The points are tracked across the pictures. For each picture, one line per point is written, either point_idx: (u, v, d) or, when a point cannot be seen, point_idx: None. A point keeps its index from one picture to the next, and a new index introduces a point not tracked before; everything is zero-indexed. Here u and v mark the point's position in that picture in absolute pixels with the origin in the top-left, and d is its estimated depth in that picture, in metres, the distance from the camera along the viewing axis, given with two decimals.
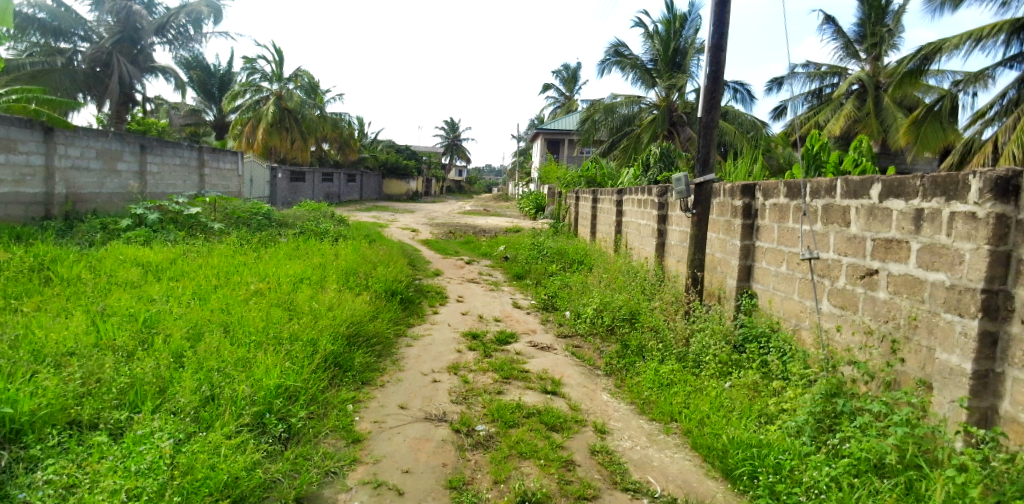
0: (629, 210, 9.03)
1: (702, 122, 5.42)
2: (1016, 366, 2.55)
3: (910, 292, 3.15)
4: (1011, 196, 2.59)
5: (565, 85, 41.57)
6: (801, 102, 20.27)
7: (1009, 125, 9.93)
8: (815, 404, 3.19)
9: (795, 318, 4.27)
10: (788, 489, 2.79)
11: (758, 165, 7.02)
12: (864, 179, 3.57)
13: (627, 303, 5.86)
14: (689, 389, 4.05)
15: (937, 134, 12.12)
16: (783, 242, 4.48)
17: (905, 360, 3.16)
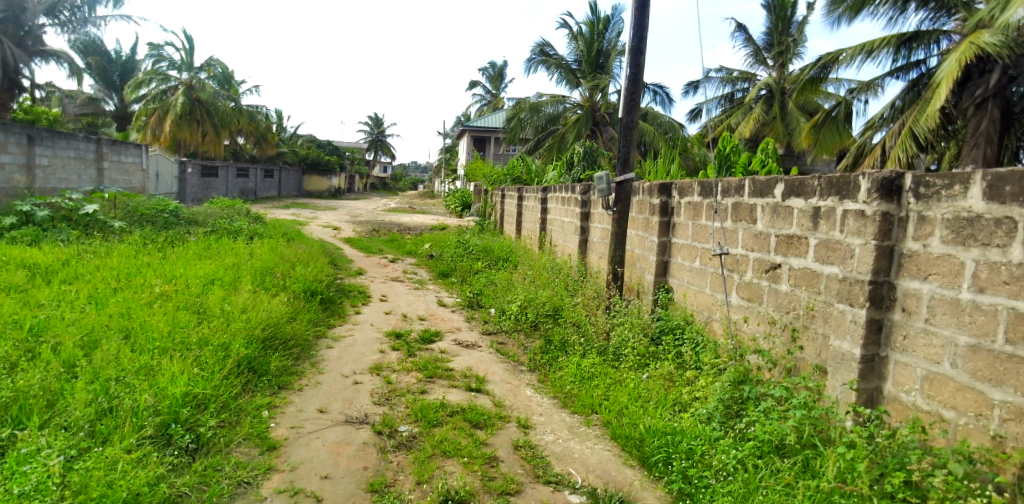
0: (554, 208, 9.18)
1: (622, 123, 5.58)
2: (897, 349, 2.79)
3: (809, 284, 3.39)
4: (895, 195, 2.81)
5: (491, 83, 41.65)
6: (714, 105, 21.28)
7: (896, 132, 10.85)
8: (724, 392, 3.38)
9: (707, 311, 4.49)
10: (698, 473, 2.93)
11: (675, 165, 7.31)
12: (770, 179, 3.80)
13: (551, 299, 5.97)
14: (609, 381, 4.17)
15: (834, 138, 13.05)
16: (697, 238, 4.69)
17: (804, 347, 3.39)
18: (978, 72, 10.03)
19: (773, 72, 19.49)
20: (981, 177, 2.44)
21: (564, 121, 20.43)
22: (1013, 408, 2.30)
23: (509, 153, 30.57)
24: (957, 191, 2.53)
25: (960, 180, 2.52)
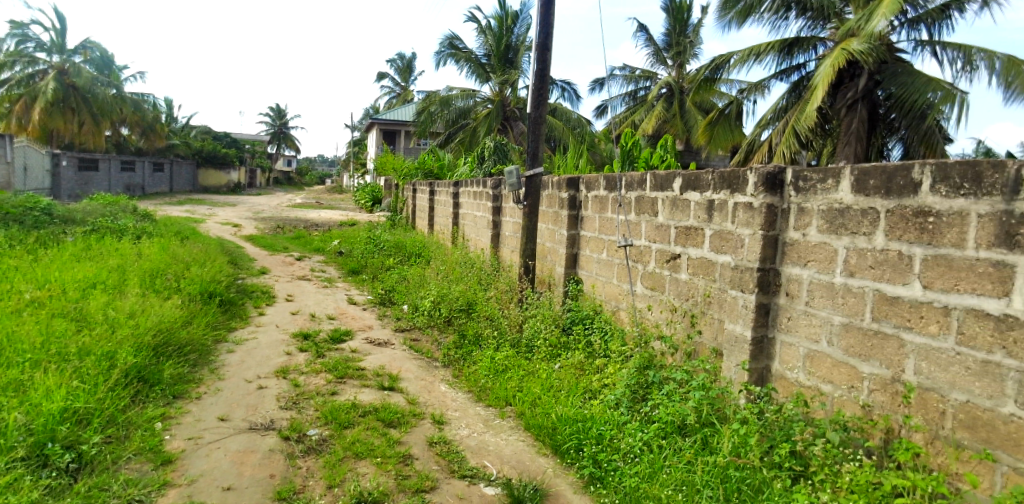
0: (465, 202, 9.17)
1: (531, 119, 5.64)
2: (783, 330, 3.03)
3: (705, 272, 3.60)
4: (778, 189, 3.04)
5: (399, 76, 40.90)
6: (619, 103, 22.04)
7: (781, 130, 11.70)
8: (631, 378, 3.54)
9: (615, 301, 4.66)
10: (608, 456, 3.05)
11: (583, 160, 7.51)
12: (669, 174, 3.99)
13: (464, 294, 5.97)
14: (522, 372, 4.24)
15: (728, 134, 13.88)
16: (603, 231, 4.86)
17: (702, 331, 3.60)
18: (849, 76, 11.01)
19: (672, 71, 20.42)
20: (850, 171, 2.67)
21: (474, 115, 20.44)
22: (879, 379, 2.55)
23: (420, 147, 30.16)
24: (830, 184, 2.77)
25: (832, 175, 2.76)
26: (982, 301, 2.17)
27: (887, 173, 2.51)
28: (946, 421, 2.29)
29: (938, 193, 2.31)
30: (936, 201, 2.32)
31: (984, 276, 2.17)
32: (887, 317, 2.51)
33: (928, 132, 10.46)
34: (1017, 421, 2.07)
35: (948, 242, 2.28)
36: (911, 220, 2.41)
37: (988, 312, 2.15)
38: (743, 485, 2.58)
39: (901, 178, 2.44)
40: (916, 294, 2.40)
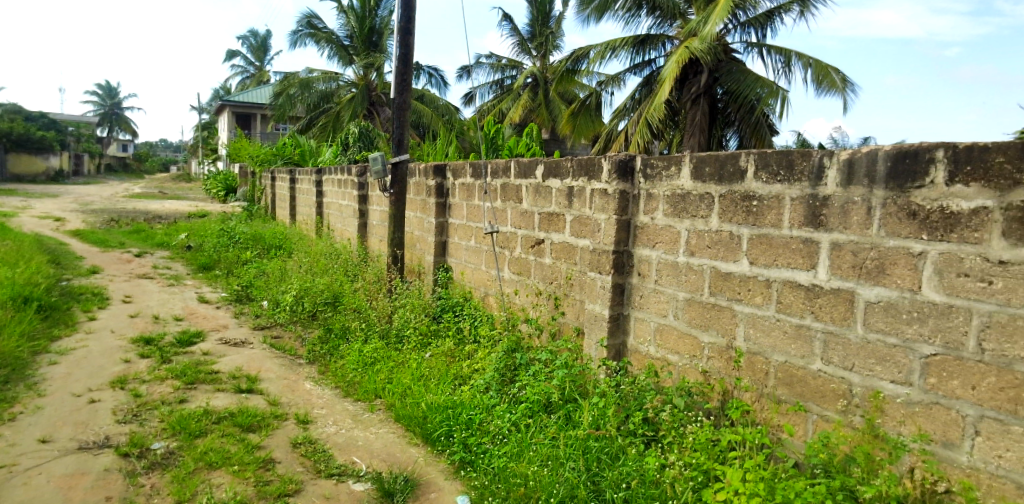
0: (329, 191, 8.80)
1: (394, 104, 5.47)
2: (636, 307, 3.26)
3: (567, 256, 3.76)
4: (629, 176, 3.25)
5: (252, 55, 38.06)
6: (486, 91, 22.27)
7: (636, 121, 12.45)
8: (500, 361, 3.64)
9: (484, 286, 4.75)
10: (477, 440, 3.11)
11: (452, 148, 7.49)
12: (531, 161, 4.10)
13: (329, 286, 5.74)
14: (391, 364, 4.16)
15: (589, 124, 14.54)
16: (471, 218, 4.90)
17: (565, 312, 3.79)
18: (693, 72, 11.94)
19: (536, 61, 20.93)
20: (690, 159, 2.92)
21: (337, 99, 19.62)
22: (716, 347, 2.83)
23: (277, 132, 28.36)
24: (674, 171, 3.01)
25: (675, 162, 3.00)
26: (795, 273, 2.47)
27: (720, 161, 2.77)
28: (769, 379, 2.60)
29: (761, 179, 2.59)
30: (759, 186, 2.60)
31: (796, 251, 2.47)
32: (722, 291, 2.79)
33: (757, 125, 11.73)
34: (824, 375, 2.38)
35: (768, 222, 2.57)
36: (739, 203, 2.69)
37: (800, 282, 2.46)
38: (602, 454, 2.74)
39: (731, 166, 2.71)
40: (744, 269, 2.68)
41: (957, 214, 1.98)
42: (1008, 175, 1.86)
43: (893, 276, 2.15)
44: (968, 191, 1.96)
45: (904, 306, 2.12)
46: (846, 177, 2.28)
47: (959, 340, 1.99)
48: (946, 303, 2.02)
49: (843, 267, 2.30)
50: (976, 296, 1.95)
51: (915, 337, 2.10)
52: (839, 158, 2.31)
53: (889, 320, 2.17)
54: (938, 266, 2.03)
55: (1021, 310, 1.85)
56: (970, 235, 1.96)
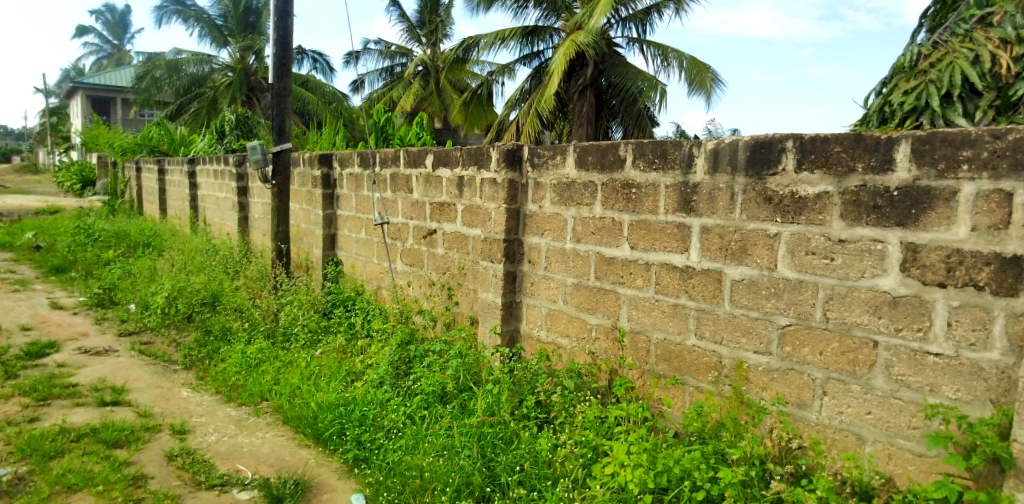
0: (205, 183, 8.19)
1: (274, 89, 5.16)
2: (527, 294, 3.34)
3: (459, 246, 3.77)
4: (517, 165, 3.29)
5: (108, 33, 34.43)
6: (375, 78, 21.70)
7: (526, 111, 12.65)
8: (394, 355, 3.58)
9: (376, 279, 4.67)
10: (371, 436, 3.04)
11: (340, 137, 7.24)
12: (421, 150, 4.05)
13: (206, 286, 5.35)
14: (278, 364, 3.95)
15: (480, 113, 14.59)
16: (360, 209, 4.78)
17: (459, 301, 3.81)
18: (580, 65, 12.24)
19: (426, 49, 20.63)
20: (574, 148, 3.01)
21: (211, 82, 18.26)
22: (603, 328, 2.96)
23: (142, 118, 25.92)
24: (559, 160, 3.09)
25: (560, 151, 3.08)
26: (671, 256, 2.63)
27: (602, 150, 2.88)
28: (650, 356, 2.76)
29: (639, 167, 2.72)
30: (637, 174, 2.73)
31: (672, 235, 2.63)
32: (606, 275, 2.92)
33: (639, 117, 12.37)
34: (698, 350, 2.57)
35: (646, 209, 2.72)
36: (620, 191, 2.82)
37: (675, 264, 2.63)
38: (497, 439, 2.79)
39: (612, 155, 2.83)
40: (626, 253, 2.82)
41: (805, 198, 2.20)
42: (844, 163, 2.09)
43: (753, 256, 2.36)
44: (813, 177, 2.17)
45: (764, 283, 2.33)
46: (713, 165, 2.46)
47: (808, 311, 2.22)
48: (797, 279, 2.23)
49: (712, 249, 2.49)
50: (821, 271, 2.17)
51: (773, 310, 2.31)
52: (706, 148, 2.48)
53: (752, 296, 2.37)
54: (790, 246, 2.25)
55: (856, 282, 2.09)
56: (815, 217, 2.18)
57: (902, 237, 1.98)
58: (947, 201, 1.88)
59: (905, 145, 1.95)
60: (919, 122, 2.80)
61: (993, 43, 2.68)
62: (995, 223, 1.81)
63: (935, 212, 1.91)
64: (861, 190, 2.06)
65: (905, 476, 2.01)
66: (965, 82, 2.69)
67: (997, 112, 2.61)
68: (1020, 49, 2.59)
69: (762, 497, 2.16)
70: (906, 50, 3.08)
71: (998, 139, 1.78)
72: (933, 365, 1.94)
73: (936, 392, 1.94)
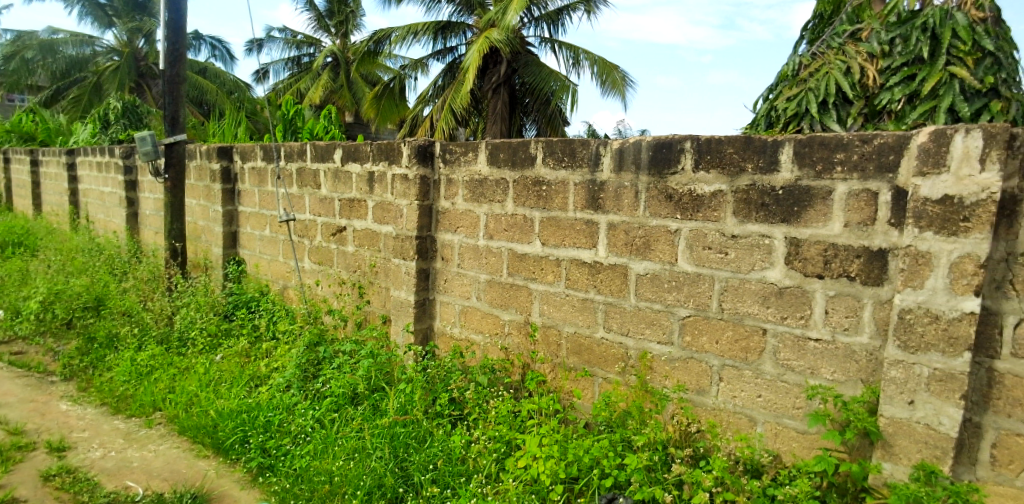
0: (87, 176, 7.52)
1: (164, 77, 4.79)
2: (441, 291, 3.33)
3: (370, 243, 3.69)
4: (429, 161, 3.26)
5: None
6: (281, 68, 20.79)
7: (439, 107, 12.54)
8: (301, 357, 3.44)
9: (282, 279, 4.49)
10: (277, 442, 2.90)
11: (242, 129, 6.87)
12: (329, 144, 3.92)
13: (89, 288, 4.92)
14: (172, 371, 3.68)
15: (393, 109, 14.23)
16: (264, 205, 4.57)
17: (371, 300, 3.73)
18: (493, 62, 12.22)
19: (335, 39, 20.00)
20: (485, 145, 3.03)
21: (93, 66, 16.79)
22: (515, 324, 3.00)
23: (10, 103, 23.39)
24: (471, 157, 3.09)
25: (472, 148, 3.08)
26: (580, 252, 2.71)
27: (513, 148, 2.92)
28: (561, 350, 2.83)
29: (548, 165, 2.78)
30: (547, 171, 2.79)
31: (580, 232, 2.70)
32: (518, 271, 2.96)
33: (552, 116, 12.60)
34: (606, 342, 2.66)
35: (556, 206, 2.78)
36: (531, 188, 2.86)
37: (584, 260, 2.70)
38: (410, 438, 2.75)
39: (522, 152, 2.87)
40: (537, 250, 2.87)
41: (701, 196, 2.33)
42: (736, 163, 2.24)
43: (656, 251, 2.47)
44: (708, 177, 2.31)
45: (666, 277, 2.45)
46: (618, 164, 2.55)
47: (705, 302, 2.35)
48: (695, 272, 2.36)
49: (618, 245, 2.58)
50: (717, 264, 2.31)
51: (674, 302, 2.43)
52: (612, 147, 2.57)
53: (655, 289, 2.49)
54: (689, 241, 2.37)
55: (747, 274, 2.24)
56: (711, 214, 2.31)
57: (786, 233, 2.15)
58: (824, 199, 2.06)
59: (788, 147, 2.11)
60: (800, 127, 3.05)
61: (862, 57, 2.94)
62: (863, 219, 1.99)
63: (814, 209, 2.08)
64: (751, 189, 2.21)
65: (790, 452, 2.19)
66: (838, 91, 2.95)
67: (865, 119, 2.88)
68: (884, 62, 2.86)
69: (665, 480, 2.27)
70: (789, 60, 3.33)
71: (866, 143, 1.96)
72: (813, 350, 2.12)
73: (816, 374, 2.12)
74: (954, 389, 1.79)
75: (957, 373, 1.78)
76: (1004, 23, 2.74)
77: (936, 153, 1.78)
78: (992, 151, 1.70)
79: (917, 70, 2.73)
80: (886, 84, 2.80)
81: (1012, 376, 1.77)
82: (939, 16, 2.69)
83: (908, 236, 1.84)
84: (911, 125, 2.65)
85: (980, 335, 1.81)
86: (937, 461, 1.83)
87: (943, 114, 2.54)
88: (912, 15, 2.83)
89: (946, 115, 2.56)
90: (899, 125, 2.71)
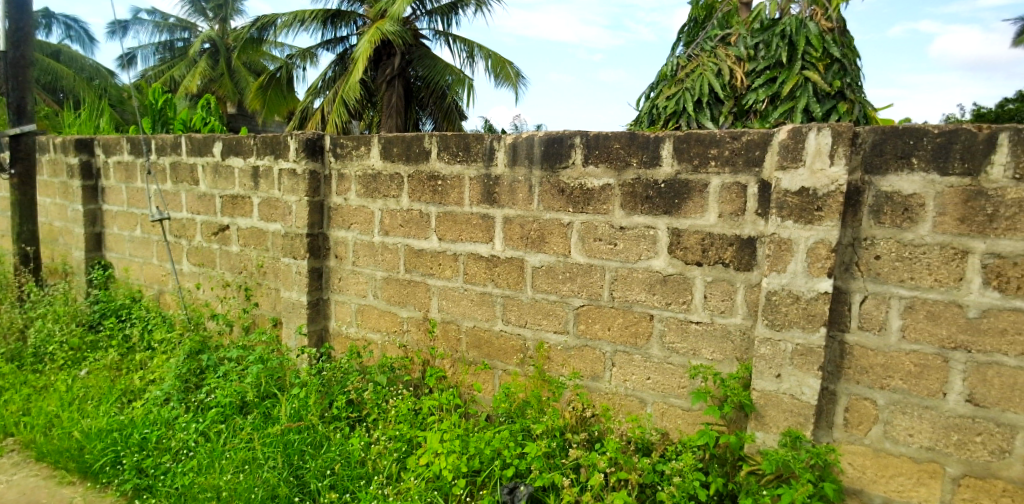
0: None
1: (6, 59, 4.20)
2: (335, 290, 3.22)
3: (257, 242, 3.49)
4: (318, 155, 3.13)
5: None
6: (150, 53, 19.13)
7: (329, 99, 12.07)
8: (181, 367, 3.21)
9: (157, 283, 4.17)
10: (154, 461, 2.67)
11: (105, 120, 6.26)
12: (207, 137, 3.65)
13: None
14: (27, 391, 3.29)
15: (279, 99, 13.51)
16: (133, 203, 4.20)
17: (259, 303, 3.54)
18: (387, 54, 11.97)
19: (213, 24, 18.69)
20: (378, 139, 2.96)
21: None
22: (414, 320, 2.97)
23: None
24: (363, 151, 3.01)
25: (364, 142, 3.00)
26: (477, 246, 2.73)
27: (406, 142, 2.87)
28: (461, 344, 2.84)
29: (443, 159, 2.76)
30: (442, 166, 2.77)
31: (476, 226, 2.72)
32: (415, 267, 2.93)
33: (449, 110, 12.55)
34: (505, 334, 2.70)
35: (452, 200, 2.77)
36: (426, 183, 2.84)
37: (481, 255, 2.72)
38: (305, 445, 2.64)
39: (417, 147, 2.83)
40: (434, 245, 2.86)
41: (591, 190, 2.42)
42: (622, 158, 2.34)
43: (550, 244, 2.54)
44: (598, 171, 2.40)
45: (560, 269, 2.52)
46: (512, 158, 2.58)
47: (597, 292, 2.45)
48: (588, 263, 2.46)
49: (514, 239, 2.62)
50: (607, 255, 2.41)
51: (569, 293, 2.52)
52: (505, 142, 2.60)
53: (550, 281, 2.56)
54: (581, 234, 2.46)
55: (635, 264, 2.36)
56: (600, 207, 2.41)
57: (668, 224, 2.28)
58: (700, 192, 2.21)
59: (668, 144, 2.25)
60: (678, 125, 3.24)
61: (731, 59, 3.17)
62: (734, 210, 2.16)
63: (692, 201, 2.23)
64: (636, 183, 2.33)
65: (676, 429, 2.34)
66: (710, 91, 3.14)
67: (735, 117, 3.11)
68: (750, 66, 3.11)
69: (563, 465, 2.35)
70: (667, 60, 3.53)
71: (736, 140, 2.13)
72: (694, 332, 2.27)
73: (697, 355, 2.28)
74: (813, 361, 1.99)
75: (816, 347, 1.98)
76: (848, 33, 3.07)
77: (794, 149, 1.97)
78: (839, 147, 1.89)
79: (777, 74, 3.00)
80: (752, 86, 3.06)
81: (859, 347, 2.00)
82: (795, 25, 2.97)
83: (772, 225, 2.02)
84: (773, 123, 2.93)
85: (833, 311, 2.03)
86: (801, 427, 2.03)
87: (800, 114, 2.84)
88: (773, 23, 3.10)
89: (802, 115, 2.86)
90: (763, 124, 2.99)
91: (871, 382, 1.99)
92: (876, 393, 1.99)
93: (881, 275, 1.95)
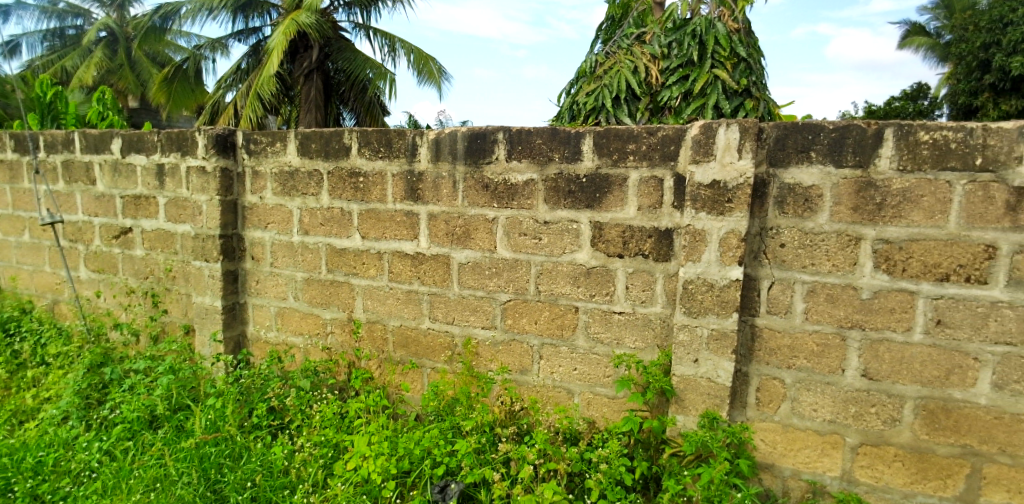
0: None
1: None
2: (253, 294, 3.08)
3: (164, 245, 3.28)
4: (230, 151, 2.99)
5: None
6: (36, 41, 17.53)
7: (241, 93, 11.49)
8: (80, 382, 2.97)
9: (51, 292, 3.85)
10: (52, 485, 2.43)
11: None
12: (104, 133, 3.39)
13: None
14: None
15: (186, 93, 12.74)
16: (20, 206, 3.84)
17: (168, 310, 3.33)
18: (303, 47, 11.47)
19: (109, 11, 17.36)
20: (295, 135, 2.85)
21: None
22: (338, 322, 2.89)
23: None
24: (279, 147, 2.89)
25: (279, 138, 2.88)
26: (401, 244, 2.68)
27: (325, 138, 2.78)
28: (388, 344, 2.79)
29: (364, 155, 2.70)
30: (363, 162, 2.71)
31: (400, 223, 2.68)
32: (338, 267, 2.85)
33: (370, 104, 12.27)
34: (433, 332, 2.68)
35: (374, 198, 2.71)
36: (346, 180, 2.76)
37: (406, 252, 2.68)
38: (223, 458, 2.51)
39: (336, 143, 2.75)
40: (357, 244, 2.79)
41: (515, 185, 2.43)
42: (544, 153, 2.37)
43: (475, 240, 2.53)
44: (521, 166, 2.41)
45: (486, 264, 2.53)
46: (435, 154, 2.56)
47: (523, 286, 2.47)
48: (513, 258, 2.47)
49: (439, 235, 2.60)
50: (532, 250, 2.44)
51: (495, 288, 2.53)
52: (428, 137, 2.57)
53: (476, 277, 2.55)
54: (507, 229, 2.47)
55: (559, 258, 2.40)
56: (524, 202, 2.43)
57: (590, 218, 2.33)
58: (620, 186, 2.27)
59: (589, 139, 2.29)
60: (598, 121, 3.30)
61: (646, 57, 3.26)
62: (652, 203, 2.24)
63: (613, 195, 2.29)
64: (559, 177, 2.36)
65: (602, 417, 2.41)
66: (628, 87, 3.23)
67: (651, 113, 3.21)
68: (664, 64, 3.22)
69: (493, 460, 2.35)
70: (587, 57, 3.59)
71: (652, 135, 2.20)
72: (618, 322, 2.34)
73: (621, 344, 2.35)
74: (727, 345, 2.10)
75: (729, 331, 2.09)
76: (753, 34, 3.24)
77: (706, 144, 2.06)
78: (746, 142, 2.00)
79: (689, 72, 3.12)
80: (666, 83, 3.17)
81: (768, 329, 2.12)
82: (705, 25, 3.11)
83: (687, 217, 2.10)
84: (686, 120, 3.06)
85: (744, 297, 2.14)
86: (717, 408, 2.13)
87: (711, 111, 2.98)
88: (684, 23, 3.22)
89: (713, 111, 3.00)
90: (677, 120, 3.11)
91: (779, 362, 2.12)
92: (783, 372, 2.12)
93: (786, 262, 2.08)
